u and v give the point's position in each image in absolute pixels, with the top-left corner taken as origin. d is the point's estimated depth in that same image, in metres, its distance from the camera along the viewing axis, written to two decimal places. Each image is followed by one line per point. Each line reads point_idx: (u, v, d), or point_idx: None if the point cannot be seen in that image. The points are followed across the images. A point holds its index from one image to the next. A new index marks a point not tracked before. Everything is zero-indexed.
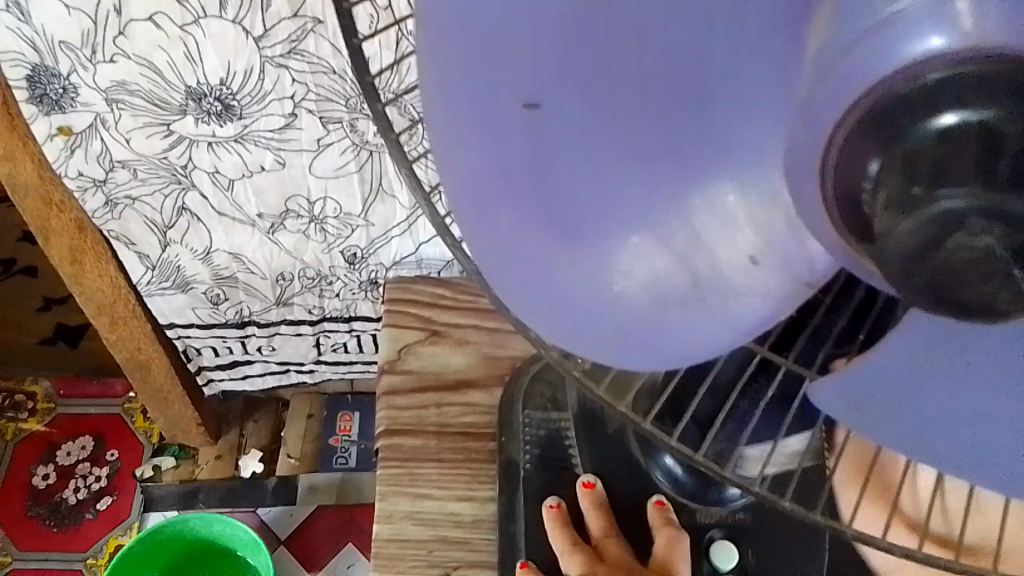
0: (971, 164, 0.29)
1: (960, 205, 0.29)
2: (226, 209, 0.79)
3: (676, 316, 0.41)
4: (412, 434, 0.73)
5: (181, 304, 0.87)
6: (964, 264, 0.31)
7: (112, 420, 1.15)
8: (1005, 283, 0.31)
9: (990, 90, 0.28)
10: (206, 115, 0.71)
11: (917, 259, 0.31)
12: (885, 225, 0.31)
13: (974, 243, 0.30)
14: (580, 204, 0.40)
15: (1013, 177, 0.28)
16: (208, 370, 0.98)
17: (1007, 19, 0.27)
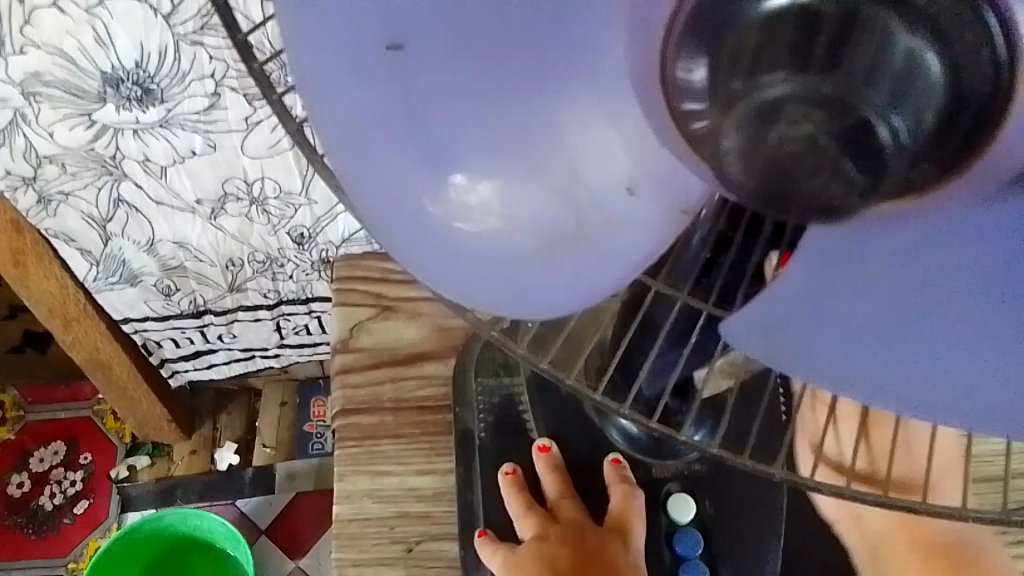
0: (786, 50, 0.26)
1: (805, 90, 0.26)
2: (163, 197, 0.76)
3: (570, 258, 0.30)
4: (369, 413, 0.69)
5: (132, 298, 0.88)
6: (791, 156, 0.26)
7: (83, 423, 1.15)
8: (835, 176, 0.26)
9: None
10: (127, 101, 0.66)
11: (769, 155, 0.26)
12: (714, 127, 0.27)
13: (795, 133, 0.26)
14: (444, 142, 0.30)
15: (828, 58, 0.26)
16: (169, 361, 1.00)
17: None
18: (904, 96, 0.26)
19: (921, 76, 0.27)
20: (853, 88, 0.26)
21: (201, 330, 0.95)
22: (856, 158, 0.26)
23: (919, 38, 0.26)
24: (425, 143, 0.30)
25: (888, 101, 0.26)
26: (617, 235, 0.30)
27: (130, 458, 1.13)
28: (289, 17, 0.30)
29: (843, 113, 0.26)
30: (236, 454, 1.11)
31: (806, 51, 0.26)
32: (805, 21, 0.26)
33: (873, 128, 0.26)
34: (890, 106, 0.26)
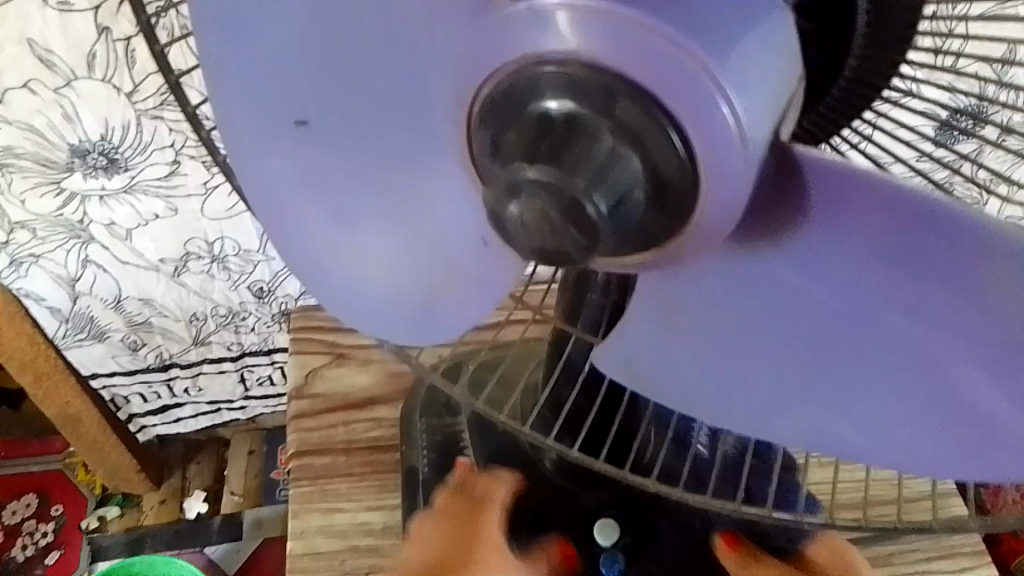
0: (531, 145, 0.27)
1: (533, 178, 0.26)
2: (129, 257, 0.81)
3: (446, 299, 0.38)
4: (321, 453, 0.74)
5: (100, 354, 0.92)
6: (527, 227, 0.27)
7: (54, 477, 1.18)
8: (568, 236, 0.27)
9: (580, 86, 0.25)
10: (93, 170, 0.71)
11: (516, 223, 0.27)
12: (492, 201, 0.28)
13: (530, 206, 0.27)
14: (346, 203, 0.37)
15: (554, 155, 0.26)
16: (138, 415, 1.04)
17: (606, 30, 0.24)
18: (609, 187, 0.26)
19: (630, 174, 0.26)
20: (576, 179, 0.26)
21: (167, 383, 0.99)
22: (576, 227, 0.27)
23: (620, 139, 0.26)
24: (330, 202, 0.37)
25: (594, 185, 0.26)
26: (482, 281, 0.36)
27: (100, 510, 1.16)
28: (221, 110, 0.36)
29: (554, 200, 0.26)
30: (204, 503, 1.14)
31: (538, 139, 0.27)
32: (543, 121, 0.26)
33: (584, 207, 0.26)
34: (605, 196, 0.26)
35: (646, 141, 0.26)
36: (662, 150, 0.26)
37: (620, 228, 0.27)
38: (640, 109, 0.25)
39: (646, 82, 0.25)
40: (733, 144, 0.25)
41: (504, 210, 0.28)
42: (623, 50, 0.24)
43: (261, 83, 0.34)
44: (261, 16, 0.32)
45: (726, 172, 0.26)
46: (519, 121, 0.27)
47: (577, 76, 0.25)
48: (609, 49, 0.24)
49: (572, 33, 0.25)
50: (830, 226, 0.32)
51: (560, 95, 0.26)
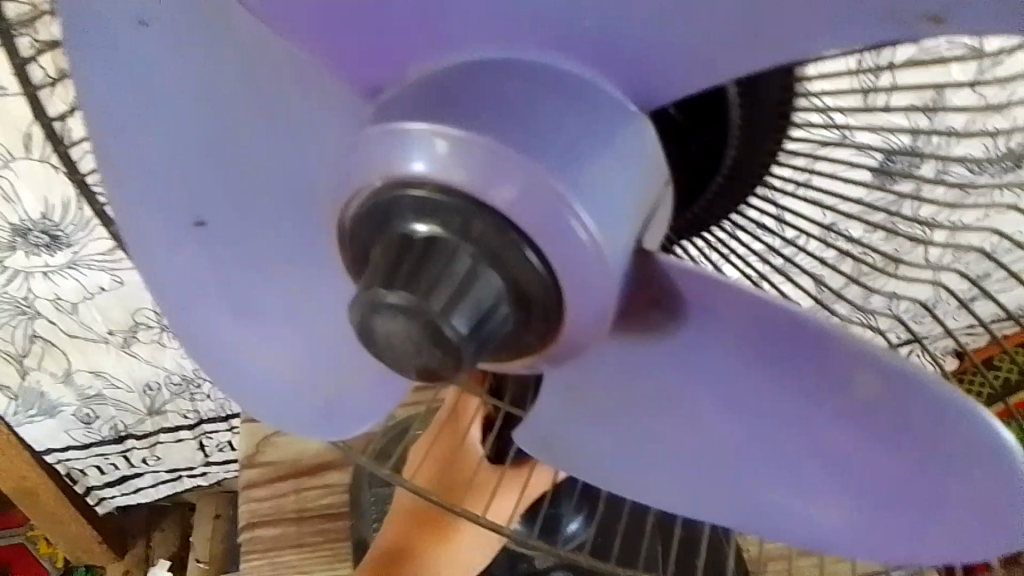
0: (395, 264, 0.28)
1: (391, 302, 0.28)
2: (77, 331, 0.81)
3: (350, 392, 0.39)
4: (272, 525, 0.73)
5: (53, 427, 0.91)
6: (394, 342, 0.29)
7: (16, 550, 1.16)
8: (433, 349, 0.28)
9: (441, 208, 0.27)
10: (35, 248, 0.71)
11: (382, 339, 0.29)
12: (360, 317, 0.29)
13: (395, 325, 0.28)
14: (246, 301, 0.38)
15: (415, 277, 0.28)
16: (95, 487, 1.03)
17: (468, 159, 0.26)
18: (468, 302, 0.28)
19: (490, 292, 0.28)
20: (434, 302, 0.28)
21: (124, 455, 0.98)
22: (436, 344, 0.28)
23: (479, 261, 0.28)
24: (234, 299, 0.38)
25: (452, 305, 0.28)
26: (383, 374, 0.37)
27: None
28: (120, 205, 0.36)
29: (415, 318, 0.28)
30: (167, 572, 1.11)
31: (398, 258, 0.28)
32: (407, 242, 0.28)
33: (443, 328, 0.28)
34: (463, 315, 0.28)
35: (505, 259, 0.28)
36: (519, 262, 0.28)
37: (482, 343, 0.29)
38: (494, 228, 0.27)
39: (502, 204, 0.27)
40: (589, 258, 0.27)
41: (372, 327, 0.29)
42: (484, 178, 0.26)
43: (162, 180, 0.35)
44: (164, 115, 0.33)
45: (581, 283, 0.28)
46: (383, 237, 0.29)
47: (443, 199, 0.27)
48: (467, 173, 0.27)
49: (438, 161, 0.27)
50: (711, 335, 0.32)
51: (425, 219, 0.28)
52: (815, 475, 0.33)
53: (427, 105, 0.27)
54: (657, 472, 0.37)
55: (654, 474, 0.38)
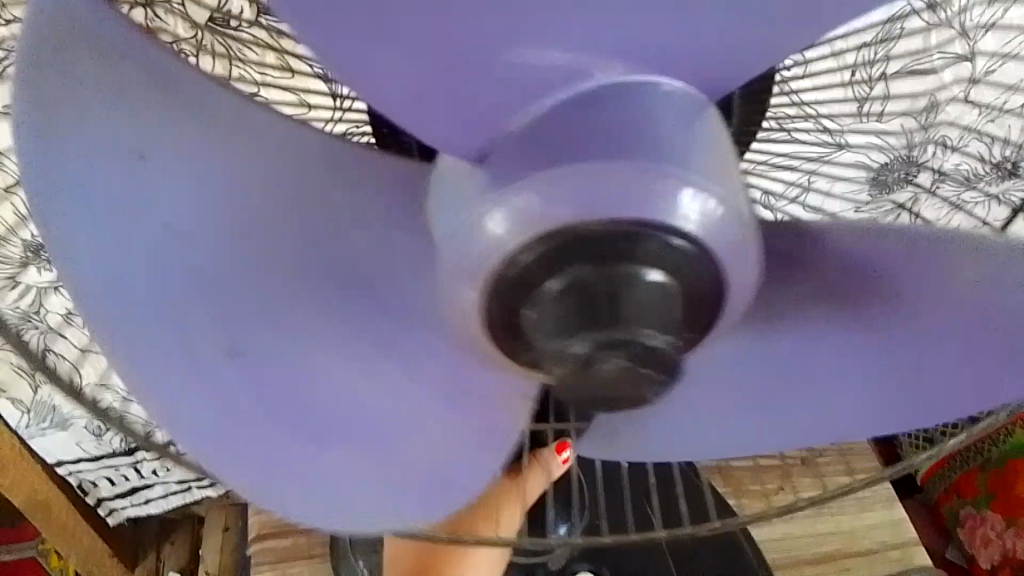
0: (564, 310, 0.32)
1: (581, 347, 0.32)
2: (89, 343, 0.82)
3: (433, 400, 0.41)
4: (283, 535, 0.74)
5: (65, 440, 0.92)
6: (607, 377, 0.33)
7: (28, 564, 1.17)
8: (636, 360, 0.32)
9: (571, 249, 0.31)
10: (46, 262, 0.73)
11: (591, 378, 0.33)
12: (560, 361, 0.33)
13: (604, 358, 0.32)
14: (309, 326, 0.39)
15: (596, 314, 0.32)
16: (106, 499, 1.04)
17: (572, 195, 0.30)
18: (653, 312, 0.32)
19: (654, 294, 0.32)
20: (624, 324, 0.32)
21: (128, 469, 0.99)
22: (641, 358, 0.32)
23: (632, 272, 0.31)
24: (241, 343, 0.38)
25: (642, 320, 0.32)
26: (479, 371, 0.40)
27: None
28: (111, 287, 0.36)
29: (627, 354, 0.32)
30: None
31: (571, 319, 0.32)
32: (560, 291, 0.32)
33: (641, 340, 0.32)
34: (651, 326, 0.32)
35: (654, 262, 0.31)
36: (662, 250, 0.31)
37: (691, 325, 0.34)
38: (620, 236, 0.31)
39: (628, 221, 0.30)
40: (722, 236, 0.32)
41: (582, 367, 0.33)
42: (607, 205, 0.30)
43: (163, 241, 0.36)
44: (159, 179, 0.35)
45: (727, 255, 0.32)
46: (540, 310, 0.32)
47: (552, 249, 0.31)
48: (573, 210, 0.30)
49: (534, 208, 0.30)
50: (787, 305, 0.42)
51: (554, 272, 0.31)
52: (899, 375, 0.42)
53: (533, 154, 0.30)
54: (784, 423, 0.45)
55: (782, 428, 0.45)
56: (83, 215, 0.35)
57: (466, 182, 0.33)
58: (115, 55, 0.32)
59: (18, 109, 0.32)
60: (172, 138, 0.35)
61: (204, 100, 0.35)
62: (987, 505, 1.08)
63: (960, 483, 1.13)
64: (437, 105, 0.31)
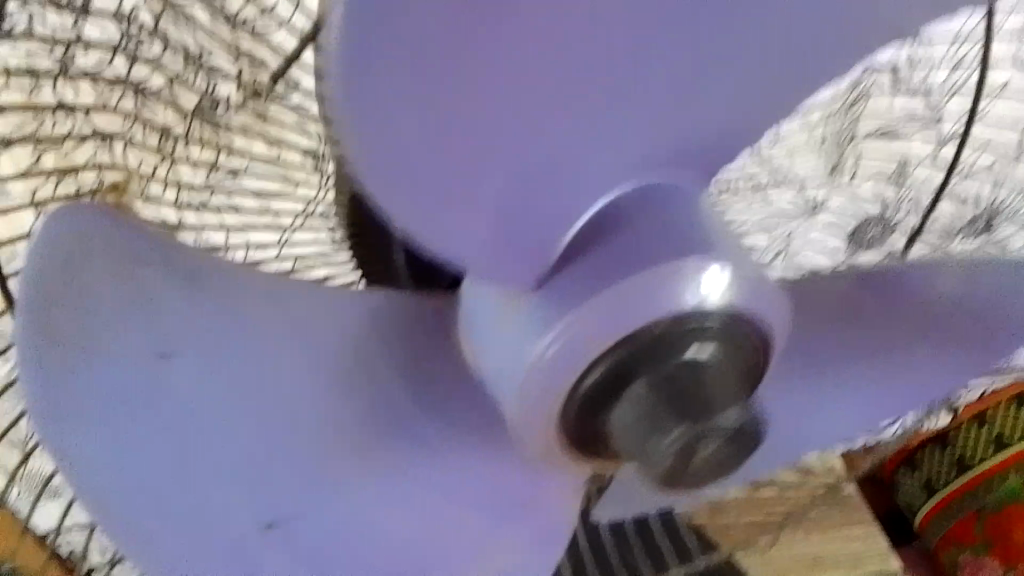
0: (655, 413, 0.37)
1: (682, 441, 0.36)
2: None
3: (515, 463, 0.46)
4: None
5: None
6: (710, 464, 0.37)
7: None
8: (727, 436, 0.37)
9: (642, 357, 0.37)
10: None
11: (697, 469, 0.37)
12: (677, 459, 0.36)
13: (704, 447, 0.36)
14: (401, 422, 0.44)
15: (683, 407, 0.37)
16: None
17: (615, 308, 0.35)
18: (722, 400, 0.37)
19: (716, 376, 0.38)
20: (707, 412, 0.37)
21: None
22: (735, 438, 0.37)
23: (693, 361, 0.37)
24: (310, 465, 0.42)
25: (722, 410, 0.37)
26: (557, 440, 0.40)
27: None
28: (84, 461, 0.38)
29: (723, 438, 0.36)
30: None
31: (654, 412, 0.37)
32: (643, 394, 0.37)
33: (730, 423, 0.37)
34: (726, 409, 0.37)
35: (706, 354, 0.37)
36: (707, 342, 0.37)
37: (753, 384, 0.41)
38: (673, 334, 0.37)
39: (672, 327, 0.36)
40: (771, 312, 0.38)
41: (693, 461, 0.37)
42: (658, 315, 0.36)
43: (235, 386, 0.40)
44: (116, 334, 0.37)
45: (768, 318, 0.38)
46: (621, 416, 0.38)
47: (620, 362, 0.37)
48: (612, 326, 0.35)
49: (597, 329, 0.35)
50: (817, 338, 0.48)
51: (630, 381, 0.37)
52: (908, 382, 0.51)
53: (583, 281, 0.35)
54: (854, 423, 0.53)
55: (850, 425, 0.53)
56: (101, 433, 0.38)
57: (509, 311, 0.37)
58: (117, 246, 0.37)
59: (24, 327, 0.36)
60: (132, 312, 0.38)
61: (196, 271, 0.39)
62: (985, 551, 1.07)
63: (956, 530, 1.10)
64: (503, 243, 0.33)
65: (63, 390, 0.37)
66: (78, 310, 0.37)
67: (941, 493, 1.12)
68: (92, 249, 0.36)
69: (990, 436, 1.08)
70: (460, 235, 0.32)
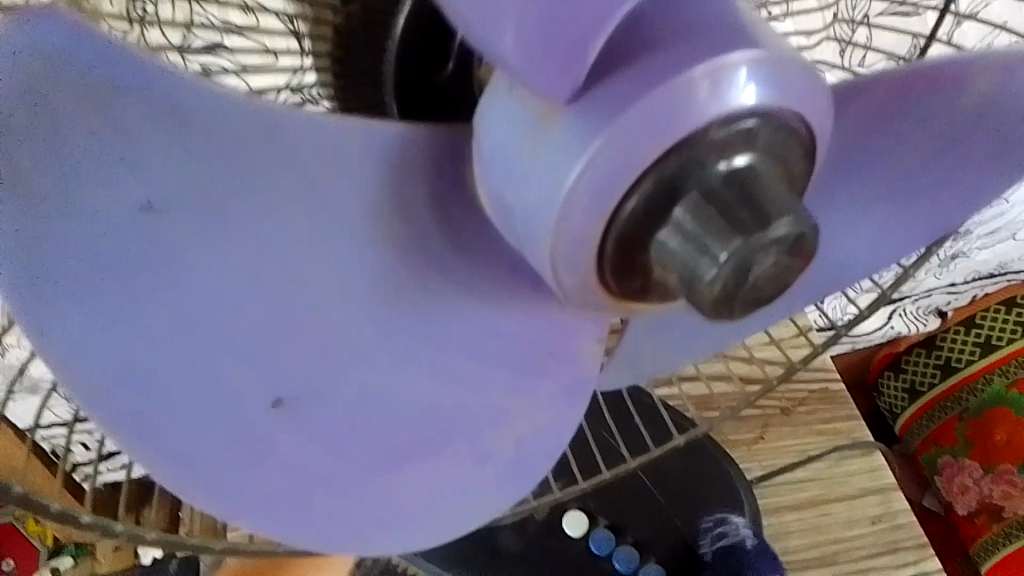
0: (685, 245, 0.27)
1: (731, 259, 0.26)
2: None
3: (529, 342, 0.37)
4: None
5: (37, 405, 0.91)
6: (769, 278, 0.27)
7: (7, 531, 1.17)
8: (790, 244, 0.27)
9: (654, 174, 0.26)
10: None
11: (756, 287, 0.27)
12: (742, 297, 0.27)
13: (764, 259, 0.26)
14: (416, 284, 0.34)
15: (723, 223, 0.26)
16: (83, 464, 1.03)
17: (630, 88, 0.25)
18: (766, 199, 0.26)
19: (749, 178, 0.27)
20: (751, 217, 0.26)
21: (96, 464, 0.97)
22: (792, 245, 0.27)
23: (717, 166, 0.26)
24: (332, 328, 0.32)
25: (771, 213, 0.26)
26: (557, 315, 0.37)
27: (54, 560, 1.14)
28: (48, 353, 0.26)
29: (780, 250, 0.26)
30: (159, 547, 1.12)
31: (698, 229, 0.26)
32: (672, 227, 0.27)
33: (784, 228, 0.26)
34: (776, 213, 0.26)
35: (732, 147, 0.26)
36: (731, 134, 0.26)
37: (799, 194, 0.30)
38: (686, 140, 0.26)
39: (681, 126, 0.25)
40: (801, 88, 0.27)
41: (752, 289, 0.27)
42: (663, 96, 0.25)
43: (105, 242, 0.26)
44: (57, 145, 0.24)
45: (803, 99, 0.27)
46: (658, 273, 0.28)
47: (635, 195, 0.26)
48: (641, 147, 0.25)
49: (592, 141, 0.25)
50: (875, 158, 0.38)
51: (649, 207, 0.27)
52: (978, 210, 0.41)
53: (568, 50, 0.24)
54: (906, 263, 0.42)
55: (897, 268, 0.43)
56: (94, 321, 0.26)
57: (542, 131, 0.26)
58: (114, 101, 0.24)
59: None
60: (104, 153, 0.25)
61: (164, 99, 0.25)
62: (964, 453, 1.07)
63: (939, 432, 1.10)
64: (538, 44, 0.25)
65: (55, 244, 0.25)
66: (54, 144, 0.24)
67: (926, 397, 1.13)
68: (66, 64, 0.23)
69: (978, 339, 1.08)
70: (491, 46, 0.25)
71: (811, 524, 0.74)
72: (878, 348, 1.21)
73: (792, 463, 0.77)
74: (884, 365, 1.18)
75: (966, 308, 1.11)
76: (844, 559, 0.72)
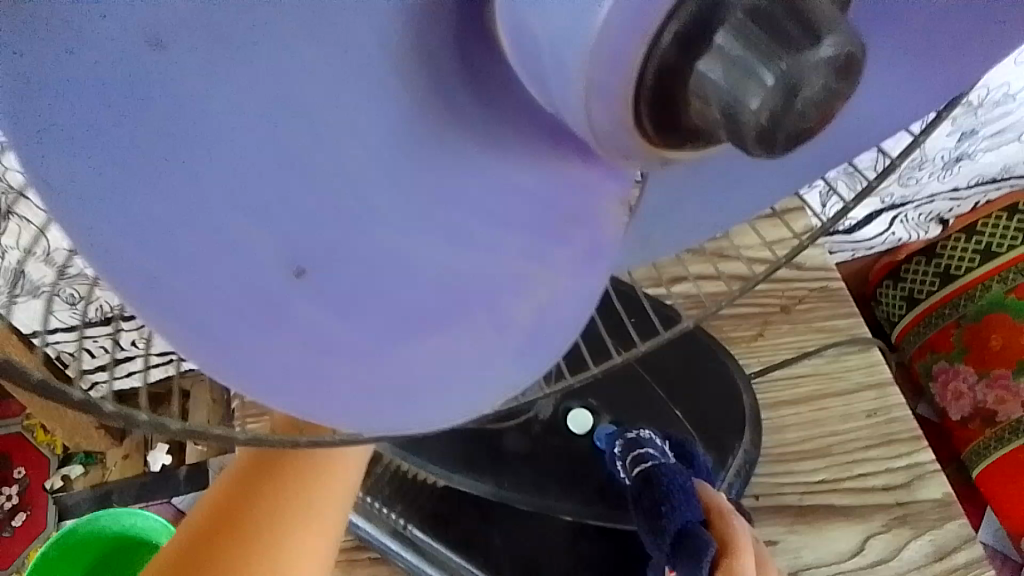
0: (732, 71, 0.26)
1: (781, 79, 0.25)
2: None
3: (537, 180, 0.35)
4: None
5: (40, 312, 0.91)
6: (814, 106, 0.27)
7: (15, 440, 1.18)
8: (836, 68, 0.26)
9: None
10: None
11: (801, 113, 0.26)
12: (786, 126, 0.26)
13: (812, 80, 0.26)
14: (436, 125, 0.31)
15: (772, 41, 0.26)
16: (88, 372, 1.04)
17: None
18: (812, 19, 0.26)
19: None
20: (800, 37, 0.26)
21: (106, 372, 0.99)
22: (838, 68, 0.27)
23: None
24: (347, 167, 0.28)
25: (820, 34, 0.26)
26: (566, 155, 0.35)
27: (64, 467, 1.16)
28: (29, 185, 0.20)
29: (828, 73, 0.26)
30: (168, 455, 1.14)
31: (750, 53, 0.26)
32: (716, 51, 0.26)
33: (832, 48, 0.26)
34: (823, 30, 0.26)
35: None
36: None
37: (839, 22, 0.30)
38: None
39: None
40: None
41: (794, 117, 0.26)
42: None
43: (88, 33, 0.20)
44: None
45: None
46: (698, 108, 0.28)
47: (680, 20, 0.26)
48: None
49: None
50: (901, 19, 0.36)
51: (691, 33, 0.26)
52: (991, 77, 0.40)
53: None
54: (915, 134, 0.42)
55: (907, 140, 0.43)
56: (85, 168, 0.21)
57: None
58: None
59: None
60: None
61: None
62: (960, 358, 1.09)
63: (935, 338, 1.11)
64: None
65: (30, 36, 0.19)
66: None
67: (924, 304, 1.12)
68: None
69: (980, 246, 1.07)
70: None
71: (811, 423, 0.75)
72: (879, 257, 1.18)
73: (791, 363, 0.78)
74: (883, 274, 1.17)
75: (969, 215, 1.10)
76: (838, 451, 0.73)
